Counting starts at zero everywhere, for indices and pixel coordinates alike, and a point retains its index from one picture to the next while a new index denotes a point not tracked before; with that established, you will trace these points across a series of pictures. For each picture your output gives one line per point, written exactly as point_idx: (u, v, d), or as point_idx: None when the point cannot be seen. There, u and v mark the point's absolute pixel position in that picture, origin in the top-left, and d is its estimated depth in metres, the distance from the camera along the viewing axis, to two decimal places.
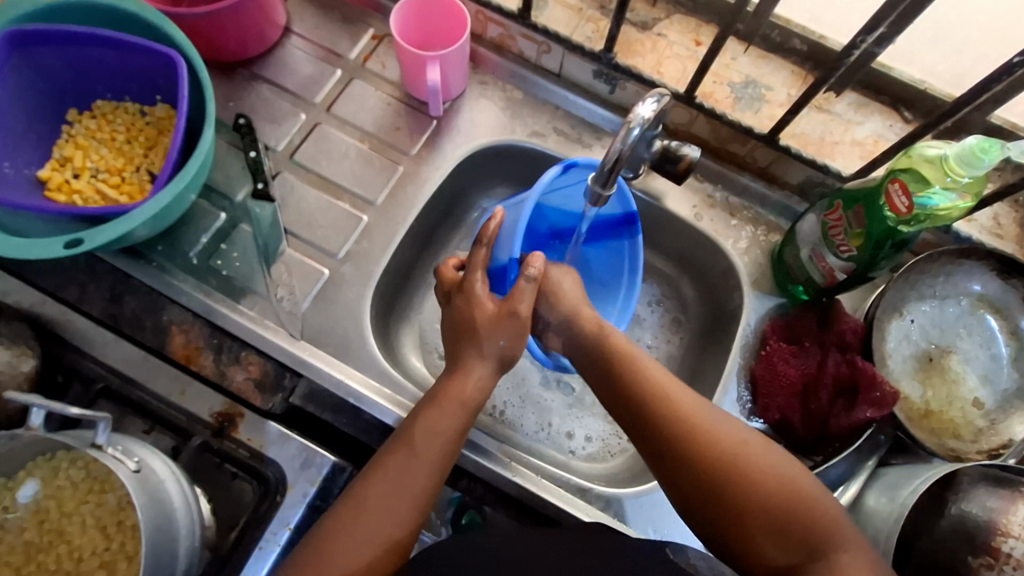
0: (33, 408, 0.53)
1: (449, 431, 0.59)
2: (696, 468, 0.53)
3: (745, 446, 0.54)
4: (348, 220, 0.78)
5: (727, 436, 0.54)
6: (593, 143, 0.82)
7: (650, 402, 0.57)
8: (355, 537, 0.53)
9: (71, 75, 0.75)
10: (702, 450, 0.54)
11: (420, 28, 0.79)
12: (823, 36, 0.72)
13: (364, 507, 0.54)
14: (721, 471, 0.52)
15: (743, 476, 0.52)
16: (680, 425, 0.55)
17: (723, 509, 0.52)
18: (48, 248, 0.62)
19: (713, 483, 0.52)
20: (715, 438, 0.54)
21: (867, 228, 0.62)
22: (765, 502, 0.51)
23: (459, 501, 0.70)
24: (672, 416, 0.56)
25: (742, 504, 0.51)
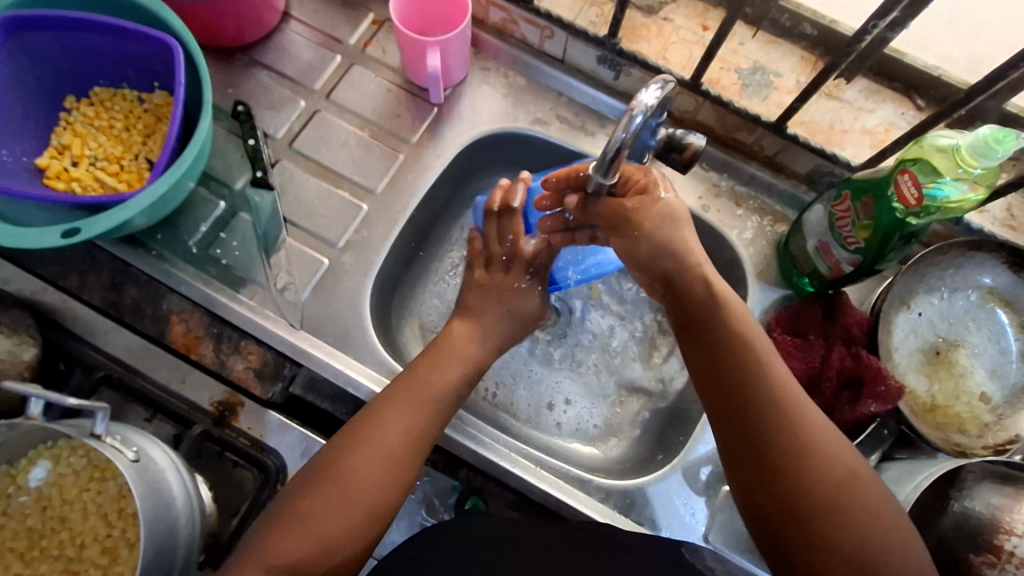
0: (31, 398, 0.53)
1: (450, 384, 0.61)
2: (791, 474, 0.50)
3: (849, 463, 0.50)
4: (348, 209, 0.78)
5: (835, 450, 0.50)
6: (597, 130, 0.80)
7: (763, 395, 0.52)
8: (366, 479, 0.54)
9: (68, 60, 0.74)
10: (805, 457, 0.50)
11: (420, 13, 0.78)
12: (834, 21, 0.70)
13: (371, 453, 0.55)
14: (822, 484, 0.49)
15: (840, 496, 0.49)
16: (788, 428, 0.51)
17: (807, 527, 0.49)
18: (46, 237, 0.62)
19: (804, 493, 0.49)
20: (825, 449, 0.50)
21: (875, 220, 0.60)
22: (855, 527, 0.48)
23: (461, 488, 0.71)
24: (782, 414, 0.51)
25: (834, 523, 0.48)
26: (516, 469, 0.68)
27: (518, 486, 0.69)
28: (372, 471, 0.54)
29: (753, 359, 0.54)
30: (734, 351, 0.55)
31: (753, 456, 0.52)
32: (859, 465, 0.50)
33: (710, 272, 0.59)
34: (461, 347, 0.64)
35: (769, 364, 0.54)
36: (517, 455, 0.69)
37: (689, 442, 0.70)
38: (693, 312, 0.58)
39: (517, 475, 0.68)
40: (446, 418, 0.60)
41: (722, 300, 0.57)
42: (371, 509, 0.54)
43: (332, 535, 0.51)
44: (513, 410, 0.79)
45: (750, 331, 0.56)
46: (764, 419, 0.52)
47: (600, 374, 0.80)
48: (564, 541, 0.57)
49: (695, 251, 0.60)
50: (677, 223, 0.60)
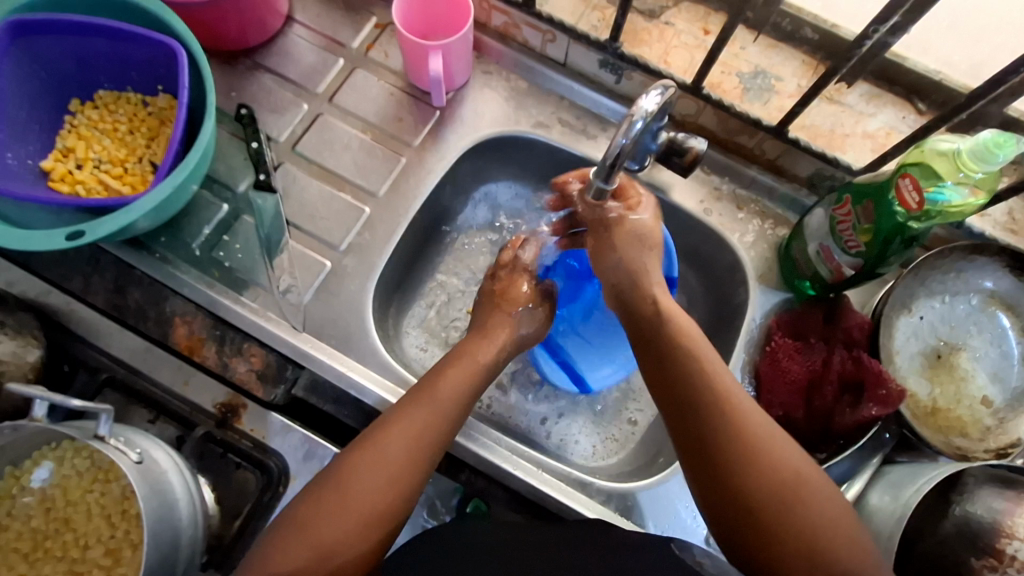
0: (36, 400, 0.53)
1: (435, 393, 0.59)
2: (737, 478, 0.49)
3: (795, 463, 0.49)
4: (351, 212, 0.78)
5: (780, 451, 0.49)
6: (599, 134, 0.81)
7: (708, 405, 0.51)
8: (357, 491, 0.53)
9: (72, 64, 0.74)
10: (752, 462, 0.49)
11: (422, 16, 0.78)
12: (835, 25, 0.70)
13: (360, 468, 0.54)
14: (771, 485, 0.48)
15: (791, 498, 0.47)
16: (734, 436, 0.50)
17: (761, 532, 0.48)
18: (51, 240, 0.62)
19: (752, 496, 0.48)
20: (772, 452, 0.49)
21: (876, 224, 0.60)
22: (806, 530, 0.46)
23: (464, 490, 0.71)
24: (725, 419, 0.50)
25: (783, 524, 0.47)
26: (517, 471, 0.68)
27: (520, 488, 0.69)
28: (354, 482, 0.53)
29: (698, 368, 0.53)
30: (681, 358, 0.54)
31: (701, 462, 0.51)
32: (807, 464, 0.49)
33: (661, 291, 0.59)
34: (463, 355, 0.63)
35: (710, 371, 0.53)
36: (519, 457, 0.70)
37: None
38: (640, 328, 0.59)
39: (519, 477, 0.68)
40: (449, 435, 0.58)
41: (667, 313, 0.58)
42: (378, 518, 0.53)
43: (334, 543, 0.51)
44: (515, 413, 0.79)
45: (693, 339, 0.55)
46: (710, 425, 0.51)
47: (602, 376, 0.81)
48: (565, 542, 0.57)
49: (652, 272, 0.60)
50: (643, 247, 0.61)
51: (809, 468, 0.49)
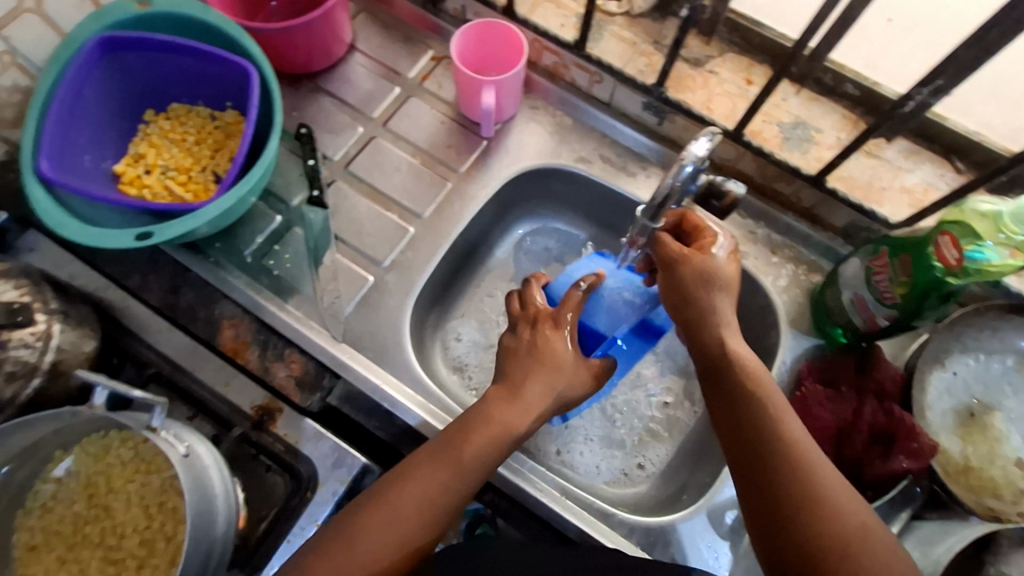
0: (98, 388, 0.56)
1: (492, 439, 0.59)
2: (797, 528, 0.49)
3: (855, 516, 0.49)
4: (396, 231, 0.81)
5: (847, 516, 0.49)
6: (638, 171, 0.84)
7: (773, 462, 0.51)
8: (397, 521, 0.55)
9: (153, 78, 0.80)
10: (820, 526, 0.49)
11: (478, 52, 0.83)
12: (877, 83, 0.73)
13: (411, 504, 0.55)
14: (833, 540, 0.48)
15: (851, 548, 0.48)
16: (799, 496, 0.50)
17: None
18: (120, 238, 0.66)
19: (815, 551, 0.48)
20: (837, 510, 0.49)
21: (912, 278, 0.60)
22: None
23: (472, 515, 0.76)
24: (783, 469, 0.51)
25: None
26: (542, 497, 0.69)
27: (544, 514, 0.70)
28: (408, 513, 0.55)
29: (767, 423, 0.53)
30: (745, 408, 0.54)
31: (759, 507, 0.52)
32: (870, 522, 0.49)
33: (730, 330, 0.58)
34: (505, 402, 0.61)
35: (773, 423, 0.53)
36: (546, 483, 0.70)
37: (716, 483, 0.70)
38: (707, 363, 0.58)
39: (544, 503, 0.69)
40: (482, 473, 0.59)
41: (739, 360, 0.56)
42: (397, 552, 0.54)
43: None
44: (540, 438, 0.80)
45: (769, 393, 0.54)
46: (770, 475, 0.51)
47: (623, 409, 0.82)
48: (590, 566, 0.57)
49: (725, 313, 0.59)
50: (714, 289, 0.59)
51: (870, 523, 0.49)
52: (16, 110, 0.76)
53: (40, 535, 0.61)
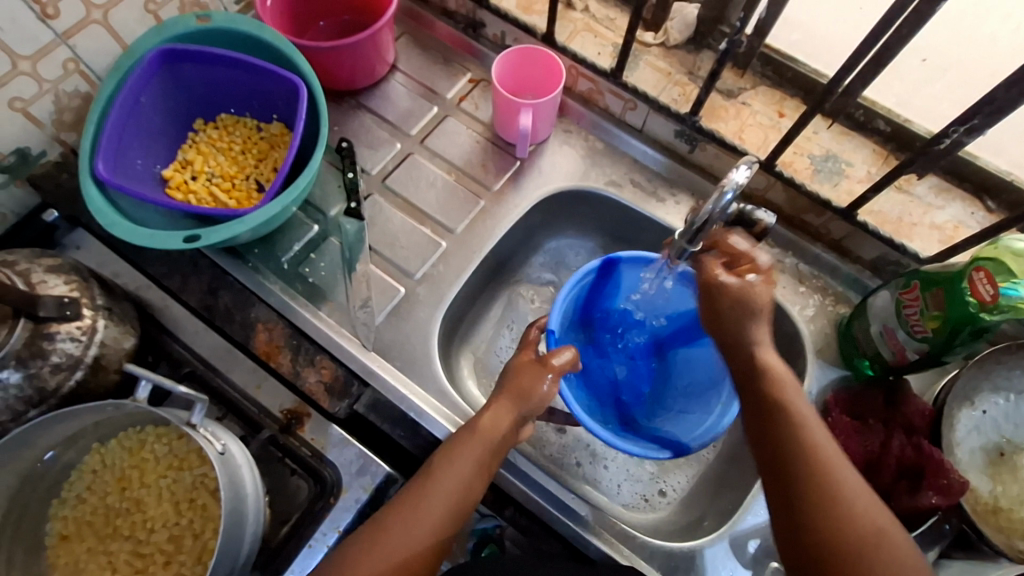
0: (143, 381, 0.58)
1: (470, 467, 0.59)
2: (819, 529, 0.50)
3: (875, 519, 0.50)
4: (428, 244, 0.83)
5: (866, 517, 0.49)
6: (667, 198, 0.85)
7: (793, 462, 0.52)
8: (376, 558, 0.54)
9: (205, 89, 0.83)
10: (835, 527, 0.50)
11: (516, 76, 0.86)
12: (908, 120, 0.75)
13: (387, 539, 0.55)
14: (852, 540, 0.49)
15: (867, 547, 0.49)
16: (818, 496, 0.51)
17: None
18: (169, 240, 0.69)
19: (833, 549, 0.49)
20: (854, 513, 0.50)
21: (945, 311, 0.61)
22: None
23: (479, 535, 0.79)
24: (805, 471, 0.52)
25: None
26: (563, 514, 0.69)
27: (565, 532, 0.70)
28: (386, 550, 0.55)
29: (788, 425, 0.54)
30: (770, 413, 0.55)
31: (782, 506, 0.53)
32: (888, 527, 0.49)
33: (767, 345, 0.58)
34: (481, 433, 0.61)
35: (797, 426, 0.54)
36: (568, 500, 0.70)
37: (739, 511, 0.70)
38: (737, 368, 0.60)
39: (564, 522, 0.69)
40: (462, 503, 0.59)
41: (766, 369, 0.57)
42: None
43: None
44: (561, 456, 0.81)
45: (793, 397, 0.55)
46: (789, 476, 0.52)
47: None
48: None
49: (759, 331, 0.59)
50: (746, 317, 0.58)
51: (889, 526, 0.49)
52: (74, 114, 0.80)
53: (73, 525, 0.62)
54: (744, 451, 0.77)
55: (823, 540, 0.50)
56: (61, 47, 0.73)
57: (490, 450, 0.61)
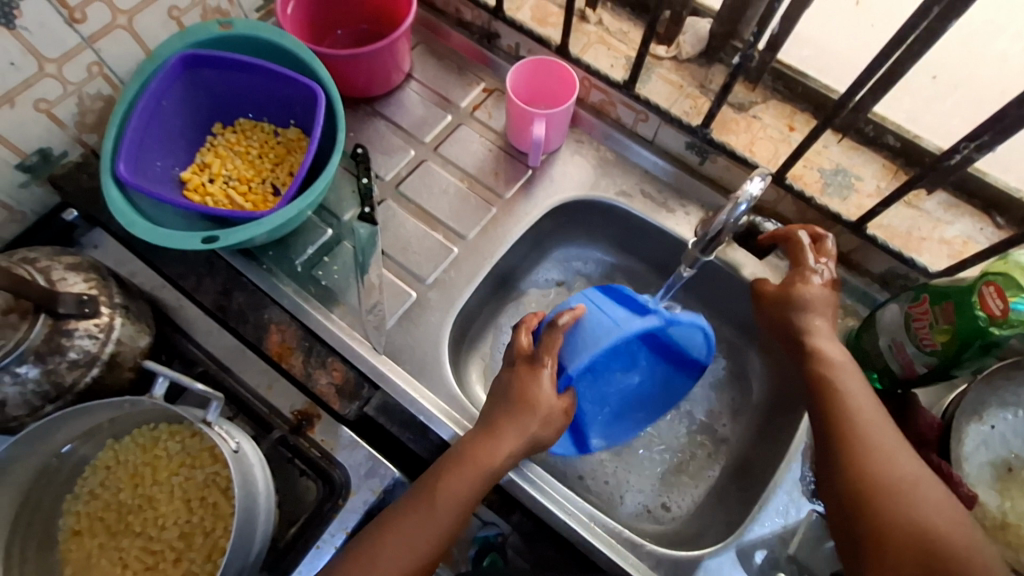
0: (160, 378, 0.59)
1: (465, 495, 0.62)
2: (858, 474, 0.55)
3: (911, 471, 0.55)
4: (441, 250, 0.84)
5: (898, 470, 0.55)
6: (677, 208, 0.86)
7: (831, 421, 0.59)
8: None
9: (226, 94, 0.85)
10: (872, 473, 0.55)
11: (530, 86, 0.87)
12: (918, 137, 0.75)
13: (376, 560, 0.59)
14: (887, 485, 0.54)
15: (901, 493, 0.54)
16: (852, 451, 0.57)
17: (864, 542, 0.54)
18: (188, 241, 0.70)
19: (870, 492, 0.54)
20: (890, 463, 0.55)
21: (954, 325, 0.61)
22: (913, 522, 0.52)
23: (479, 543, 0.84)
24: (846, 424, 0.58)
25: (894, 517, 0.53)
26: (570, 521, 0.69)
27: (572, 539, 0.70)
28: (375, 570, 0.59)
29: (830, 392, 0.60)
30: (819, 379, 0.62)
31: (825, 457, 0.59)
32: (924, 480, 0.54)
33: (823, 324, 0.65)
34: (480, 465, 0.63)
35: (841, 389, 0.60)
36: (576, 508, 0.70)
37: (746, 521, 0.70)
38: (793, 345, 0.66)
39: (572, 527, 0.69)
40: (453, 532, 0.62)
41: (816, 346, 0.64)
42: None
43: None
44: (568, 463, 0.82)
45: (840, 369, 0.61)
46: (834, 429, 0.59)
47: (650, 443, 0.83)
48: None
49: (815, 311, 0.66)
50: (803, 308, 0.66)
51: (924, 479, 0.54)
52: (96, 116, 0.82)
53: (85, 521, 0.63)
54: (754, 464, 0.79)
55: (861, 485, 0.55)
56: (86, 51, 0.75)
57: (485, 481, 0.63)
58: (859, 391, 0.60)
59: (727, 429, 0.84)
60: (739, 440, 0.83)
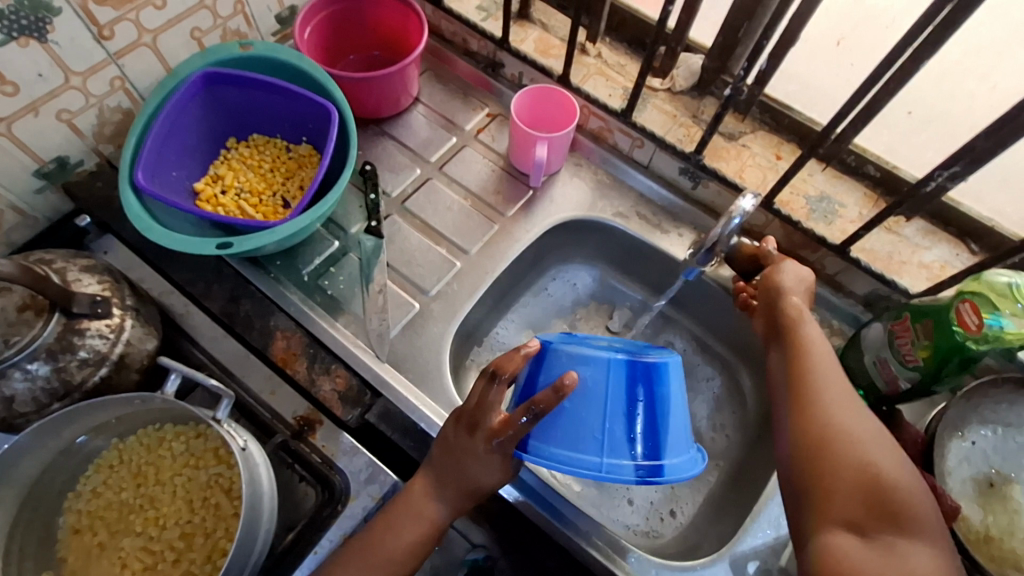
0: (173, 375, 0.62)
1: (410, 540, 0.63)
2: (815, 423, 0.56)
3: (863, 427, 0.56)
4: (443, 264, 0.87)
5: (851, 422, 0.56)
6: (670, 229, 0.90)
7: (797, 382, 0.60)
8: None
9: (242, 111, 0.89)
10: (828, 423, 0.56)
11: (532, 113, 0.92)
12: (896, 167, 0.81)
13: None
14: (841, 434, 0.55)
15: (852, 443, 0.54)
16: (808, 413, 0.57)
17: (813, 489, 0.54)
18: (203, 246, 0.72)
19: (825, 439, 0.55)
20: (845, 416, 0.56)
21: (933, 342, 0.65)
22: (859, 469, 0.53)
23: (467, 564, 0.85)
24: (810, 380, 0.60)
25: (842, 463, 0.53)
26: (569, 530, 0.70)
27: (570, 548, 0.71)
28: None
29: (799, 358, 0.62)
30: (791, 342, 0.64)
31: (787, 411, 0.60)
32: (877, 436, 0.55)
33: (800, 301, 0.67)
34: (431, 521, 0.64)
35: (808, 353, 0.62)
36: (572, 517, 0.71)
37: (738, 532, 0.71)
38: (773, 318, 0.68)
39: (569, 536, 0.70)
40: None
41: (795, 318, 0.65)
42: None
43: None
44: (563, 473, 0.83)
45: (810, 339, 0.63)
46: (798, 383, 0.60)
47: None
48: None
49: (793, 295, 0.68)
50: (787, 289, 0.69)
51: (875, 436, 0.55)
52: (114, 128, 0.85)
53: (86, 519, 0.64)
54: (748, 476, 0.80)
55: (818, 431, 0.56)
56: (111, 65, 0.78)
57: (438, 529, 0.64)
58: (828, 358, 0.62)
59: (720, 443, 0.86)
60: (732, 455, 0.85)
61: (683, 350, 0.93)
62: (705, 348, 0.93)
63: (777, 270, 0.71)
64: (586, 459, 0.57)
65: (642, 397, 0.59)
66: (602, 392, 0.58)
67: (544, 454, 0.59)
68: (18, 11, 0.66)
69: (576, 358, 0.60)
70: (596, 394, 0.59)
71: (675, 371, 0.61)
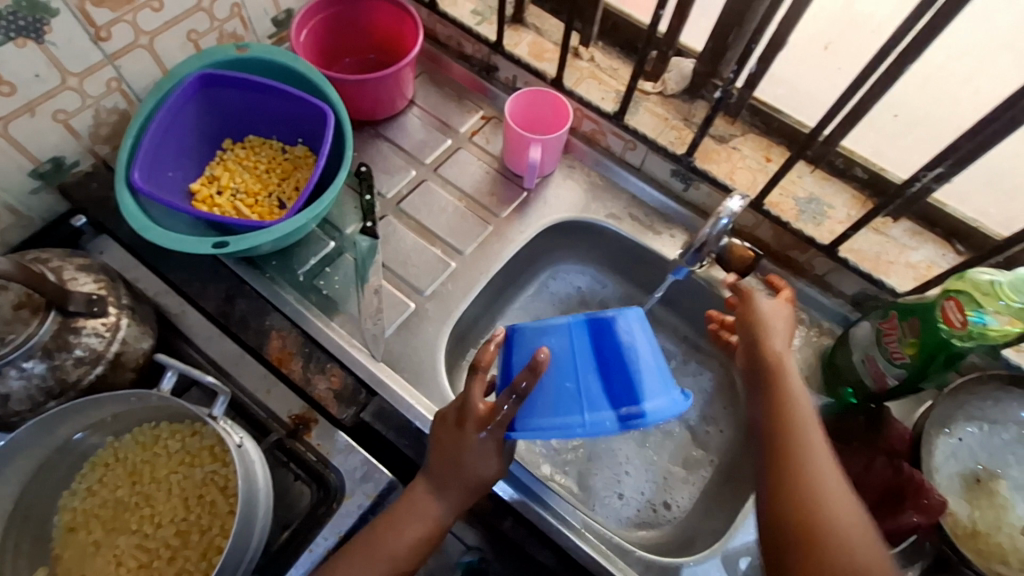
0: (168, 373, 0.61)
1: (412, 539, 0.63)
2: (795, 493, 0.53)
3: (844, 499, 0.52)
4: (438, 264, 0.88)
5: (834, 493, 0.52)
6: (663, 231, 0.91)
7: (777, 439, 0.56)
8: None
9: (238, 112, 0.89)
10: (808, 493, 0.52)
11: (526, 115, 0.93)
12: (882, 168, 0.83)
13: None
14: (819, 507, 0.52)
15: (833, 518, 0.51)
16: (789, 479, 0.54)
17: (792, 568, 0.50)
18: (199, 246, 0.72)
19: (804, 512, 0.52)
20: (827, 485, 0.53)
21: (920, 339, 0.67)
22: (839, 549, 0.49)
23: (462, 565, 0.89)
24: (791, 441, 0.56)
25: (821, 541, 0.50)
26: (563, 526, 0.71)
27: (564, 545, 0.71)
28: None
29: (781, 411, 0.58)
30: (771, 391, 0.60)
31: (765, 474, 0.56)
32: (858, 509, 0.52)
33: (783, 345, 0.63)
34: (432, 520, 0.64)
35: (790, 408, 0.58)
36: (567, 512, 0.72)
37: (730, 529, 0.72)
38: (752, 360, 0.64)
39: (563, 532, 0.71)
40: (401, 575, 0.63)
41: (776, 364, 0.61)
42: None
43: None
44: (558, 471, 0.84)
45: (794, 391, 0.59)
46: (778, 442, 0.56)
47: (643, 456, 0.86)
48: None
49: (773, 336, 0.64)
50: (767, 323, 0.65)
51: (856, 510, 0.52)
52: (110, 129, 0.85)
53: (81, 517, 0.64)
54: (740, 473, 0.81)
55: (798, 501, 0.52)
56: (107, 66, 0.78)
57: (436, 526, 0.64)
58: (809, 411, 0.58)
59: (713, 441, 0.87)
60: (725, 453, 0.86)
61: (676, 350, 0.94)
62: (698, 348, 0.94)
63: (754, 304, 0.67)
64: (569, 421, 0.57)
65: (607, 354, 0.60)
66: (571, 358, 0.60)
67: (531, 427, 0.58)
68: (15, 12, 0.66)
69: (540, 331, 0.63)
70: (566, 361, 0.60)
71: (635, 324, 0.63)
